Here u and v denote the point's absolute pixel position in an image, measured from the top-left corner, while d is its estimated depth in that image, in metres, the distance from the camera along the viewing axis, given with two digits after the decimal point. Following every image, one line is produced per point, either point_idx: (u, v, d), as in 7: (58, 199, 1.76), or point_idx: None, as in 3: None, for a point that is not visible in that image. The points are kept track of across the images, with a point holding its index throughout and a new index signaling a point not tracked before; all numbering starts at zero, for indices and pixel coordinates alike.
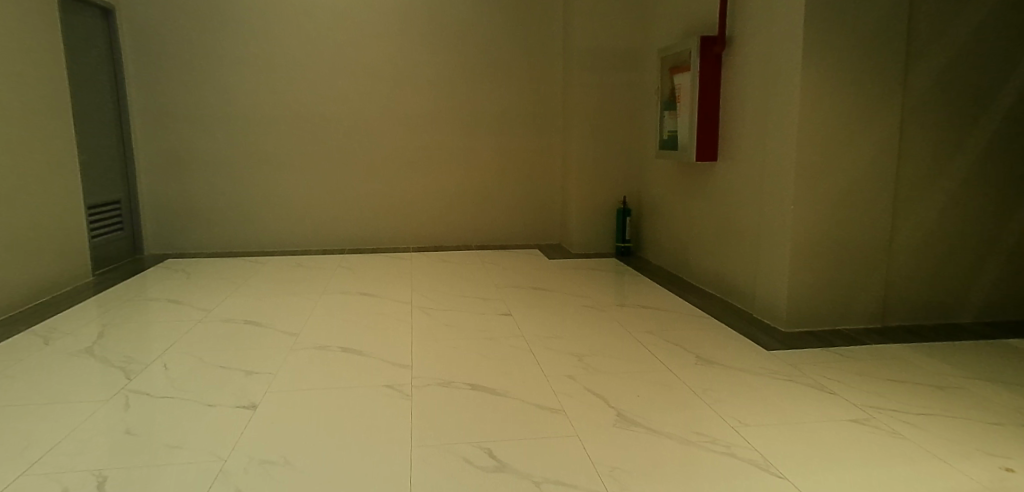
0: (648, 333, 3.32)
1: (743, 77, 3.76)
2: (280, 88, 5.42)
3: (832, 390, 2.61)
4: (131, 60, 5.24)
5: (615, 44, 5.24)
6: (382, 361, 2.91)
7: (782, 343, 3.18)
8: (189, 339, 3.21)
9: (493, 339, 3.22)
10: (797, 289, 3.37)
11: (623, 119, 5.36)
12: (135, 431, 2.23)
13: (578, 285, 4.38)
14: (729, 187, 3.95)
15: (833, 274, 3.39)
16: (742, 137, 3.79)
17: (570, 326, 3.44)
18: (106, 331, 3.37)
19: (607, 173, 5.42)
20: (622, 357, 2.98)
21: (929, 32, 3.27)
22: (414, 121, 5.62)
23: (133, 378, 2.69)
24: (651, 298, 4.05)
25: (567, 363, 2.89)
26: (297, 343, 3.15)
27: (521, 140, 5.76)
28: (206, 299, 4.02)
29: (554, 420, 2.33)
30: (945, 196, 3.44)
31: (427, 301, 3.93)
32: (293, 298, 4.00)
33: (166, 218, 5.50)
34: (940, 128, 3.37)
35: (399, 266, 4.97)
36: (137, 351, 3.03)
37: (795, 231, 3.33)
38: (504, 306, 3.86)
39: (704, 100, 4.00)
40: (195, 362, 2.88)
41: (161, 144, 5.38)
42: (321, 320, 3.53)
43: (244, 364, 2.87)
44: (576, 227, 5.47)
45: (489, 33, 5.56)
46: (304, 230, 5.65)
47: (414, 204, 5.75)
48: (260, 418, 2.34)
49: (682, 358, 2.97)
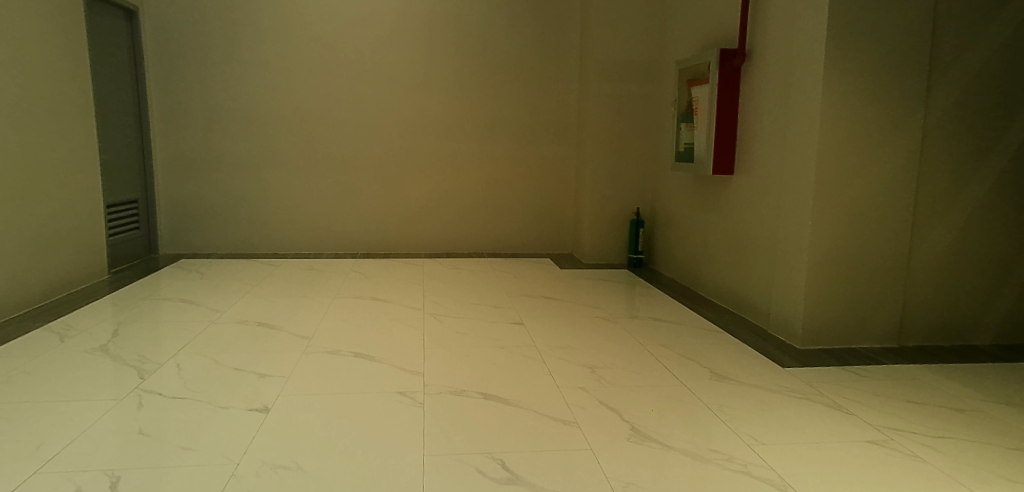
0: (661, 347, 3.30)
1: (762, 91, 3.74)
2: (298, 93, 5.46)
3: (849, 409, 2.58)
4: (152, 60, 5.29)
5: (632, 55, 5.24)
6: (394, 367, 2.91)
7: (798, 361, 3.14)
8: (201, 340, 3.22)
9: (505, 348, 3.22)
10: (813, 306, 3.34)
11: (639, 130, 5.35)
12: (147, 431, 2.23)
13: (590, 296, 4.36)
14: (745, 201, 3.92)
15: (850, 291, 3.36)
16: (759, 152, 3.77)
17: (583, 337, 3.43)
18: (120, 329, 3.39)
19: (621, 184, 5.41)
20: (637, 370, 2.96)
21: (951, 51, 3.25)
22: (428, 128, 5.64)
23: (146, 377, 2.71)
24: (664, 311, 4.02)
25: (581, 374, 2.88)
26: (309, 347, 3.16)
27: (535, 149, 5.76)
28: (220, 300, 4.04)
29: (566, 433, 2.31)
30: (964, 216, 3.40)
31: (440, 308, 3.93)
32: (306, 301, 4.01)
33: (183, 218, 5.54)
34: (960, 148, 3.33)
35: (412, 272, 4.98)
36: (150, 351, 3.04)
37: (813, 247, 3.30)
38: (516, 314, 3.85)
39: (723, 112, 3.98)
40: (207, 363, 2.89)
41: (180, 145, 5.43)
42: (333, 325, 3.53)
43: (256, 367, 2.87)
44: (589, 237, 5.46)
45: (507, 43, 5.58)
46: (317, 234, 5.67)
47: (426, 210, 5.75)
48: (271, 422, 2.34)
49: (696, 373, 2.94)
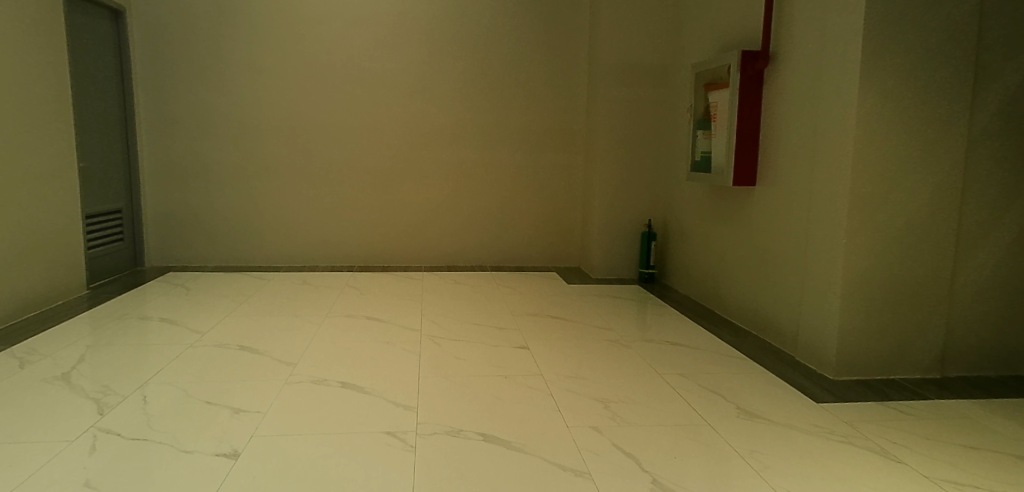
0: (680, 376, 3.00)
1: (787, 97, 3.45)
2: (292, 98, 5.20)
3: (898, 457, 2.28)
4: (140, 64, 5.04)
5: (643, 59, 4.97)
6: (385, 401, 2.62)
7: (833, 395, 2.84)
8: (175, 367, 2.93)
9: (508, 377, 2.92)
10: (848, 333, 3.04)
11: (651, 138, 5.06)
12: (94, 484, 1.95)
13: (600, 315, 4.06)
14: (768, 215, 3.63)
15: (889, 317, 3.05)
16: (785, 163, 3.48)
17: (593, 364, 3.13)
18: (88, 354, 3.11)
19: (631, 195, 5.12)
20: (655, 406, 2.65)
21: (998, 53, 2.95)
22: (429, 135, 5.37)
23: (107, 414, 2.42)
24: (679, 333, 3.72)
25: (592, 411, 2.58)
26: (293, 376, 2.86)
27: (541, 157, 5.48)
28: (202, 319, 3.75)
29: (577, 486, 2.01)
30: (1013, 233, 3.08)
31: (438, 329, 3.63)
32: (293, 321, 3.73)
33: (171, 229, 5.27)
34: (1008, 160, 3.03)
35: (411, 287, 4.69)
36: (116, 381, 2.76)
37: (848, 268, 3.00)
38: (520, 337, 3.55)
39: (744, 119, 3.70)
40: (178, 396, 2.60)
41: (169, 153, 5.17)
42: (321, 349, 3.24)
43: (231, 400, 2.58)
44: (597, 250, 5.17)
45: (512, 45, 5.31)
46: (311, 247, 5.39)
47: (426, 222, 5.47)
48: (240, 471, 2.04)
49: (722, 409, 2.64)
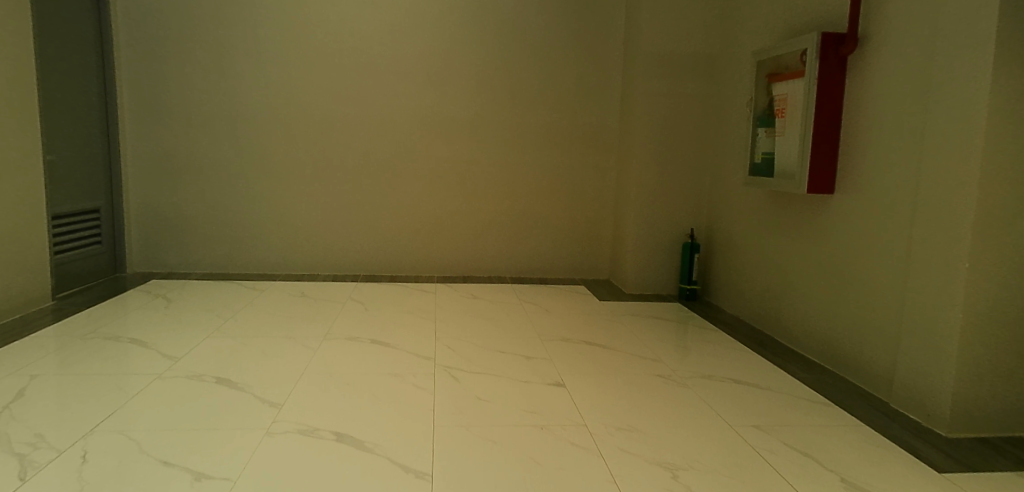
0: (758, 431, 2.41)
1: (881, 89, 2.86)
2: (293, 85, 4.65)
3: None
4: (124, 46, 4.50)
5: (689, 48, 4.38)
6: (391, 463, 2.05)
7: (956, 461, 2.25)
8: (132, 409, 2.37)
9: (544, 429, 2.34)
10: (968, 381, 2.43)
11: (695, 136, 4.47)
12: None
13: (642, 342, 3.48)
14: (851, 229, 3.03)
15: (1016, 361, 2.46)
16: (875, 168, 2.88)
17: (648, 410, 2.55)
18: (31, 387, 2.55)
19: (673, 200, 4.53)
20: (736, 476, 2.07)
21: None
22: (445, 130, 4.80)
23: (28, 480, 1.86)
24: (742, 368, 3.13)
25: (658, 483, 2.00)
26: (275, 423, 2.29)
27: (569, 157, 4.90)
28: (179, 341, 3.20)
29: None
30: None
31: (455, 359, 3.06)
32: (284, 345, 3.16)
33: (156, 230, 4.72)
34: None
35: (423, 302, 4.13)
36: (54, 428, 2.20)
37: (972, 299, 2.40)
38: (553, 370, 2.98)
39: (823, 114, 3.09)
40: (126, 452, 2.04)
41: (155, 147, 4.63)
42: (315, 384, 2.68)
43: (194, 460, 2.01)
44: (633, 263, 4.58)
45: (539, 31, 4.73)
46: (312, 253, 4.84)
47: (440, 228, 4.91)
48: None
49: (824, 481, 2.06)
